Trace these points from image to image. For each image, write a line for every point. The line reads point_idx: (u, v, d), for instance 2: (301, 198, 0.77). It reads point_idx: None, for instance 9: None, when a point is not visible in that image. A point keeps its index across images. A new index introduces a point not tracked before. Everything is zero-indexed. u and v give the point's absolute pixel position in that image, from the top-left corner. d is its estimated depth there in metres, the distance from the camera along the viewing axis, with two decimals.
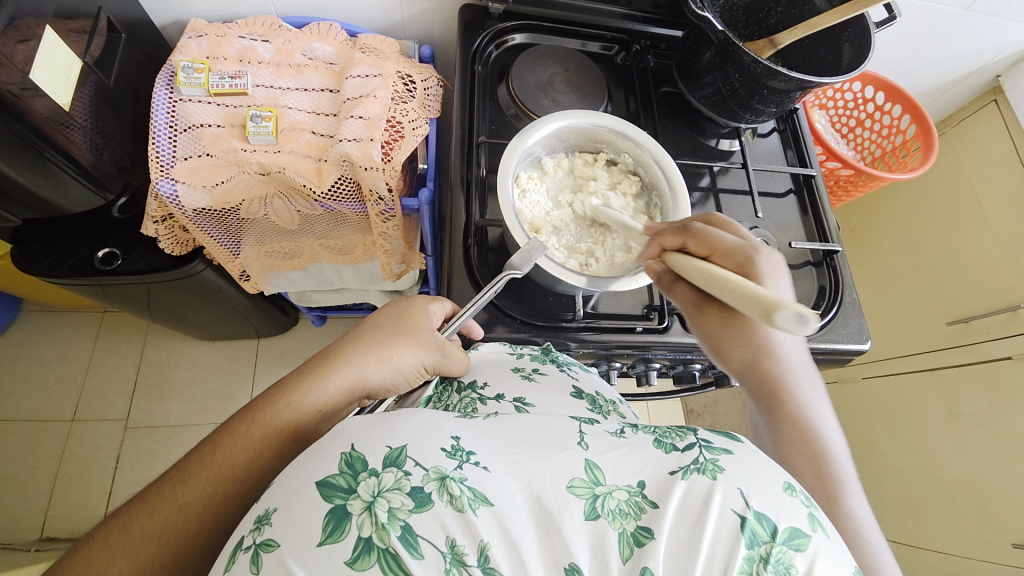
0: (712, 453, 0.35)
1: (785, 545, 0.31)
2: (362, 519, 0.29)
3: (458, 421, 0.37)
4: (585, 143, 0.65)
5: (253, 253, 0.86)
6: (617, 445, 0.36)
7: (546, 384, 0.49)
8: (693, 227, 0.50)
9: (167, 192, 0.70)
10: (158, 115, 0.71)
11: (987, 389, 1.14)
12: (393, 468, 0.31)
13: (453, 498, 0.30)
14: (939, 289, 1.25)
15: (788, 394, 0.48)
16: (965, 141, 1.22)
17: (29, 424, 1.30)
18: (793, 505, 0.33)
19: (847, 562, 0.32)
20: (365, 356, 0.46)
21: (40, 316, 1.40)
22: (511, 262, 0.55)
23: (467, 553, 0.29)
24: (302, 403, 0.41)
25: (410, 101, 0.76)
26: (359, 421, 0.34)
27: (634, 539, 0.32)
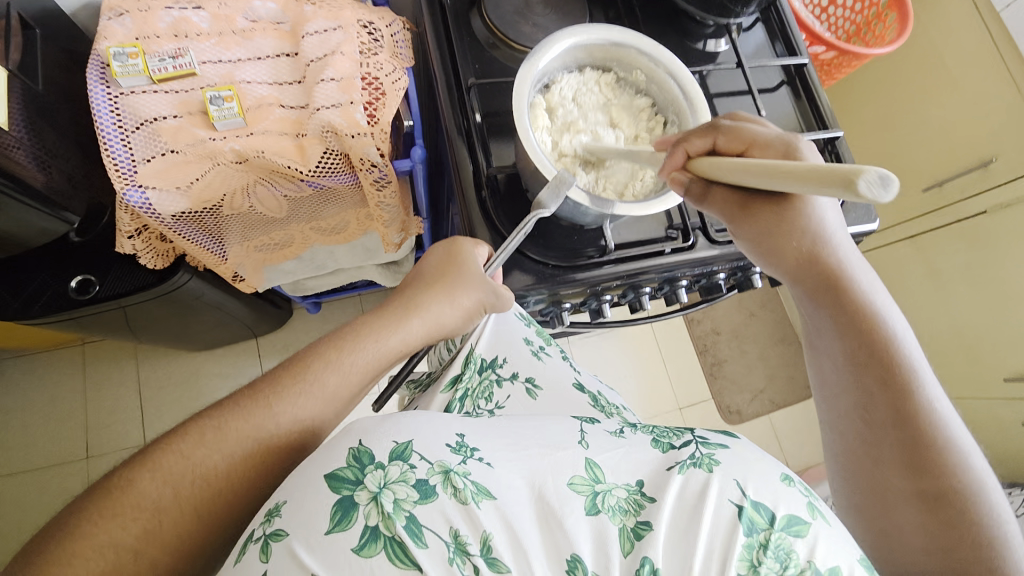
0: (707, 448, 0.43)
1: (784, 532, 0.38)
2: (369, 508, 0.34)
3: (462, 422, 0.43)
4: (597, 61, 0.61)
5: (241, 250, 0.81)
6: (619, 445, 0.44)
7: (549, 366, 0.61)
8: (722, 125, 0.50)
9: (139, 201, 0.64)
10: (101, 115, 0.62)
11: (964, 245, 1.21)
12: (399, 461, 0.36)
13: (457, 490, 0.36)
14: (912, 158, 1.28)
15: (846, 280, 0.52)
16: (927, 5, 1.21)
17: (41, 471, 1.25)
18: (791, 493, 0.40)
19: (854, 552, 0.39)
20: (432, 296, 0.52)
21: (17, 362, 1.30)
22: (539, 200, 0.52)
23: (471, 544, 0.35)
24: (391, 342, 0.49)
25: (380, 52, 0.69)
26: (367, 421, 0.39)
27: (634, 534, 0.39)
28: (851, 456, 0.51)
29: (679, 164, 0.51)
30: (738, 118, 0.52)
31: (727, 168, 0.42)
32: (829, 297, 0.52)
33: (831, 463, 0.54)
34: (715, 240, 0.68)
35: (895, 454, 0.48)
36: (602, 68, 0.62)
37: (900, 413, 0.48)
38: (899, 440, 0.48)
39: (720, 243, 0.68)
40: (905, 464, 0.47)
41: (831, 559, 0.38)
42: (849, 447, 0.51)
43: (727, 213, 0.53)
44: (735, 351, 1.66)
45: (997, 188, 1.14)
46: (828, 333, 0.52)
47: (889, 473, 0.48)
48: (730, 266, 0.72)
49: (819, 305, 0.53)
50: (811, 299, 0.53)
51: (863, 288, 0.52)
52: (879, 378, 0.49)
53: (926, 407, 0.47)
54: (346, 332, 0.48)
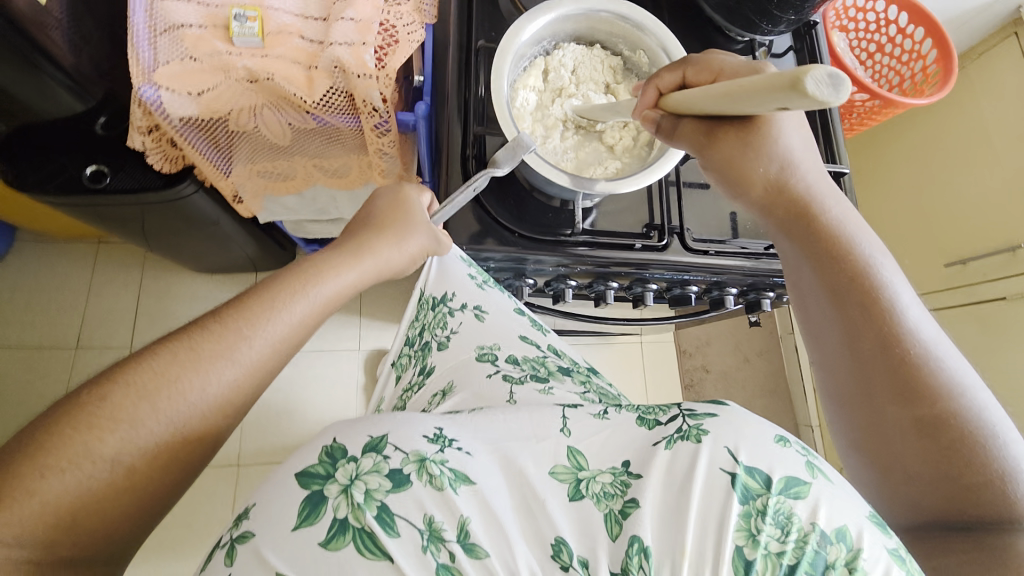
0: (696, 420, 0.41)
1: (783, 495, 0.37)
2: (338, 501, 0.35)
3: (440, 418, 0.44)
4: (601, 34, 0.61)
5: (245, 171, 0.84)
6: (601, 428, 0.44)
7: (491, 294, 0.65)
8: (691, 59, 0.51)
9: (151, 97, 0.67)
10: (134, 12, 0.66)
11: (976, 329, 1.16)
12: (372, 453, 0.37)
13: (432, 477, 0.37)
14: (942, 230, 1.22)
15: (816, 211, 0.50)
16: (984, 74, 1.16)
17: (34, 351, 1.32)
18: (786, 454, 0.38)
19: (861, 509, 0.37)
20: (400, 234, 0.55)
21: (34, 246, 1.38)
22: (493, 160, 0.54)
23: (446, 529, 0.36)
24: (346, 277, 0.49)
25: (405, 4, 0.71)
26: (345, 421, 0.41)
27: (621, 514, 0.38)
28: (844, 396, 0.45)
29: (650, 102, 0.52)
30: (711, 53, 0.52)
31: (698, 100, 0.45)
32: (802, 227, 0.50)
33: (825, 403, 0.47)
34: (689, 247, 0.67)
35: (884, 384, 0.42)
36: (606, 43, 0.62)
37: (883, 336, 0.43)
38: (884, 366, 0.42)
39: (694, 251, 0.67)
40: (892, 392, 0.42)
41: (838, 520, 0.36)
42: (840, 384, 0.45)
43: (695, 144, 0.51)
44: (721, 391, 1.61)
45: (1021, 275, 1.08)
46: (803, 264, 0.49)
47: (880, 405, 0.42)
48: (705, 279, 0.70)
49: (798, 237, 0.50)
50: (783, 233, 0.51)
51: (833, 213, 0.50)
52: (854, 302, 0.45)
53: (904, 330, 0.43)
54: (286, 271, 0.46)
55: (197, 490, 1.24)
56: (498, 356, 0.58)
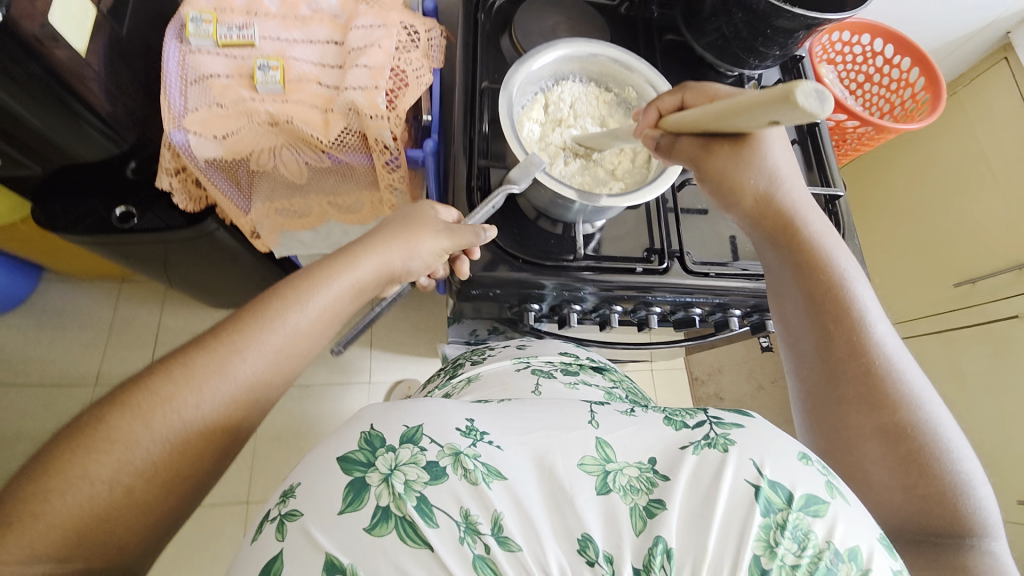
0: (723, 429, 0.42)
1: (802, 512, 0.37)
2: (380, 489, 0.36)
3: (470, 408, 0.44)
4: (592, 75, 0.65)
5: (263, 210, 0.87)
6: (628, 424, 0.43)
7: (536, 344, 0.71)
8: (688, 85, 0.54)
9: (180, 142, 0.73)
10: (169, 66, 0.73)
11: (991, 348, 1.14)
12: (410, 444, 0.38)
13: (466, 471, 0.37)
14: (947, 250, 1.23)
15: (800, 226, 0.54)
16: (976, 99, 1.19)
17: (54, 387, 1.36)
18: (809, 472, 0.39)
19: (873, 531, 0.37)
20: (423, 236, 0.58)
21: (60, 285, 1.44)
22: (510, 177, 0.57)
23: (482, 523, 0.36)
24: (344, 279, 0.52)
25: (414, 51, 0.76)
26: (376, 409, 0.41)
27: (646, 512, 0.38)
28: (813, 397, 0.51)
29: (651, 122, 0.54)
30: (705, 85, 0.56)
31: (699, 117, 0.47)
32: (786, 240, 0.54)
33: (797, 406, 0.53)
34: (690, 270, 0.69)
35: (854, 391, 0.48)
36: (598, 84, 0.66)
37: (852, 347, 0.49)
38: (852, 378, 0.48)
39: (694, 274, 0.69)
40: (861, 400, 0.47)
41: (849, 539, 0.36)
42: (812, 389, 0.51)
43: (692, 159, 0.53)
44: None
45: None
46: (786, 277, 0.54)
47: (846, 412, 0.48)
48: (708, 301, 0.71)
49: (783, 252, 0.55)
50: (767, 246, 0.56)
51: (813, 231, 0.54)
52: (830, 316, 0.50)
53: (874, 345, 0.48)
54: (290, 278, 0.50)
55: (203, 527, 1.23)
56: (533, 360, 0.66)
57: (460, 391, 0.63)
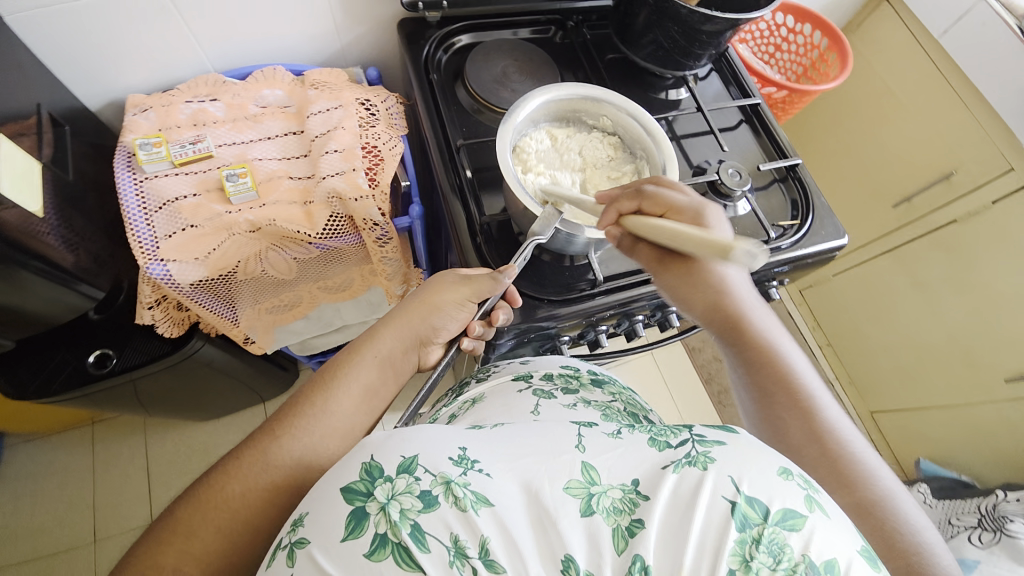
0: (704, 446, 0.39)
1: (778, 526, 0.35)
2: (378, 517, 0.35)
3: (464, 435, 0.43)
4: (566, 113, 0.68)
5: (252, 313, 0.85)
6: (615, 445, 0.41)
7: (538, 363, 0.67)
8: (645, 190, 0.55)
9: (161, 273, 0.69)
10: (127, 198, 0.69)
11: (942, 254, 1.27)
12: (406, 474, 0.37)
13: (457, 499, 0.36)
14: (880, 177, 1.36)
15: (745, 323, 0.57)
16: (867, 41, 1.33)
17: (48, 559, 1.21)
18: (787, 487, 0.36)
19: (851, 540, 0.35)
20: (443, 290, 0.60)
21: (25, 447, 1.30)
22: (533, 231, 0.59)
23: (469, 547, 0.34)
24: (365, 356, 0.54)
25: (377, 124, 0.77)
26: (378, 437, 0.40)
27: (628, 532, 0.36)
28: None
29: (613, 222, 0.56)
30: (661, 183, 0.57)
31: (650, 233, 0.49)
32: (734, 339, 0.58)
33: None
34: None
35: (819, 469, 0.48)
36: (571, 119, 0.69)
37: (813, 431, 0.50)
38: (820, 458, 0.49)
39: None
40: (830, 478, 0.48)
41: (826, 550, 0.34)
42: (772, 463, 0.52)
43: (651, 263, 0.59)
44: None
45: (964, 198, 1.20)
46: (739, 370, 0.58)
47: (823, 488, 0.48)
48: None
49: (730, 345, 0.58)
50: (722, 339, 0.59)
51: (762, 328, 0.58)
52: (785, 408, 0.52)
53: (829, 423, 0.51)
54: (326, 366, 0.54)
55: None
56: (532, 377, 0.63)
57: (464, 413, 0.59)
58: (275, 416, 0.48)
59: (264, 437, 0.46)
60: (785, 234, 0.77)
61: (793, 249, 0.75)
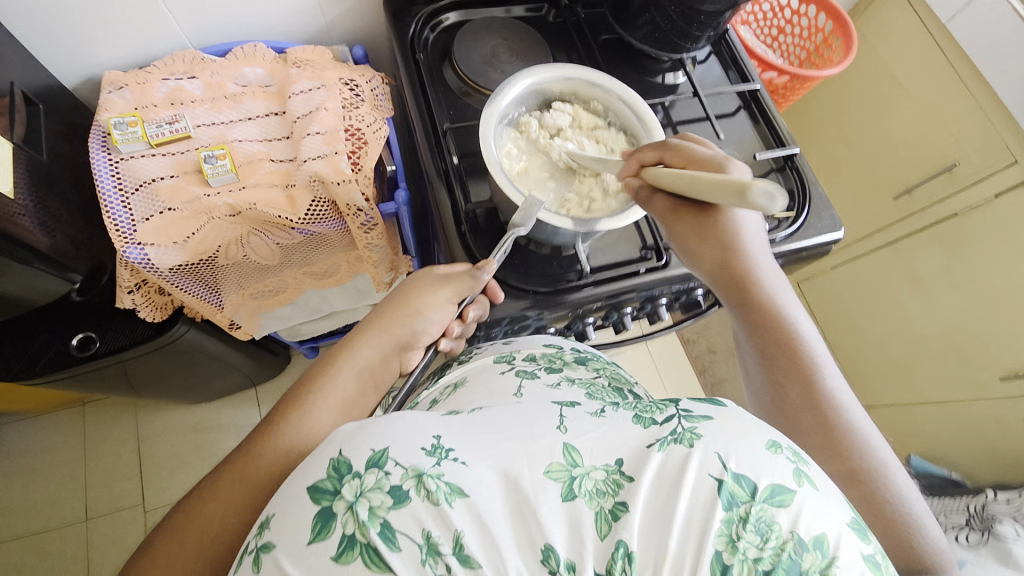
0: (691, 422, 0.37)
1: (766, 503, 0.33)
2: (346, 517, 0.33)
3: (440, 423, 0.40)
4: (557, 94, 0.66)
5: (237, 298, 0.83)
6: (599, 425, 0.39)
7: (518, 345, 0.65)
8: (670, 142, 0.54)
9: (138, 257, 0.67)
10: (102, 179, 0.67)
11: (940, 248, 1.25)
12: (374, 469, 0.34)
13: (429, 492, 0.34)
14: (882, 168, 1.34)
15: (752, 287, 0.56)
16: (873, 27, 1.28)
17: (40, 537, 1.22)
18: (777, 462, 0.35)
19: (843, 515, 0.34)
20: (422, 292, 0.58)
21: (16, 426, 1.30)
22: (514, 222, 0.57)
23: (443, 543, 0.33)
24: (341, 368, 0.51)
25: (362, 105, 0.74)
26: (348, 431, 0.38)
27: (611, 515, 0.34)
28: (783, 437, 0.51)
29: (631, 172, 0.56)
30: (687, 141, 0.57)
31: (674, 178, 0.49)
32: (739, 302, 0.56)
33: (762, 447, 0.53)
34: None
35: (812, 437, 0.49)
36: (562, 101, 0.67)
37: (810, 400, 0.50)
38: (810, 427, 0.49)
39: None
40: (823, 447, 0.48)
41: (815, 526, 0.33)
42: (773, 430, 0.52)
43: (663, 217, 0.56)
44: (733, 368, 1.65)
45: (964, 191, 1.18)
46: (743, 335, 0.57)
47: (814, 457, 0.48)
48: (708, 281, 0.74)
49: (736, 307, 0.57)
50: (727, 303, 0.58)
51: (774, 294, 0.56)
52: (785, 374, 0.52)
53: (824, 391, 0.51)
54: (296, 382, 0.50)
55: None
56: (515, 358, 0.61)
57: (445, 398, 0.57)
58: (250, 438, 0.45)
59: (242, 460, 0.43)
60: (781, 226, 0.75)
61: (787, 242, 0.74)
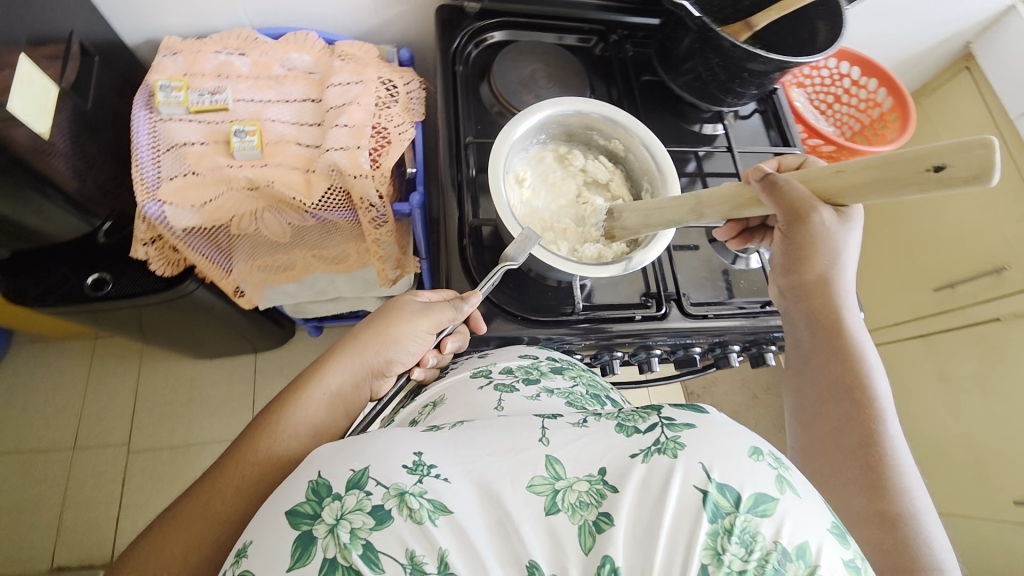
0: (673, 431, 0.36)
1: (750, 514, 0.32)
2: (326, 541, 0.31)
3: (420, 437, 0.38)
4: (582, 126, 0.65)
5: (246, 267, 0.83)
6: (580, 434, 0.38)
7: (495, 356, 0.60)
8: None
9: (156, 213, 0.70)
10: (139, 136, 0.71)
11: (976, 352, 1.17)
12: (356, 489, 0.33)
13: (412, 511, 0.32)
14: (925, 256, 1.27)
15: (842, 318, 0.55)
16: (939, 109, 1.25)
17: (28, 457, 1.28)
18: (758, 470, 0.34)
19: (823, 522, 0.33)
20: (400, 320, 0.56)
21: (31, 347, 1.37)
22: (506, 254, 0.58)
23: (427, 562, 0.31)
24: (313, 393, 0.48)
25: (394, 106, 0.76)
26: (325, 450, 0.37)
27: (595, 527, 0.33)
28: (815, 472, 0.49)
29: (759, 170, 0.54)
30: None
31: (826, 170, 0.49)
32: (827, 323, 0.55)
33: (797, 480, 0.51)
34: (689, 313, 0.68)
35: (856, 474, 0.47)
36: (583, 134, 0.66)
37: (865, 432, 0.49)
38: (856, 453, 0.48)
39: (693, 316, 0.68)
40: (864, 483, 0.46)
41: (797, 535, 0.32)
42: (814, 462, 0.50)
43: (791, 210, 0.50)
44: None
45: (1011, 296, 1.10)
46: (816, 359, 0.54)
47: (848, 495, 0.46)
48: (707, 341, 0.71)
49: (821, 331, 0.55)
50: (809, 322, 0.56)
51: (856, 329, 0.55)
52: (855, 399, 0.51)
53: (886, 429, 0.49)
54: (262, 410, 0.47)
55: None
56: (492, 371, 0.56)
57: (424, 418, 0.52)
58: (213, 469, 0.42)
59: (207, 492, 0.40)
60: None
61: None
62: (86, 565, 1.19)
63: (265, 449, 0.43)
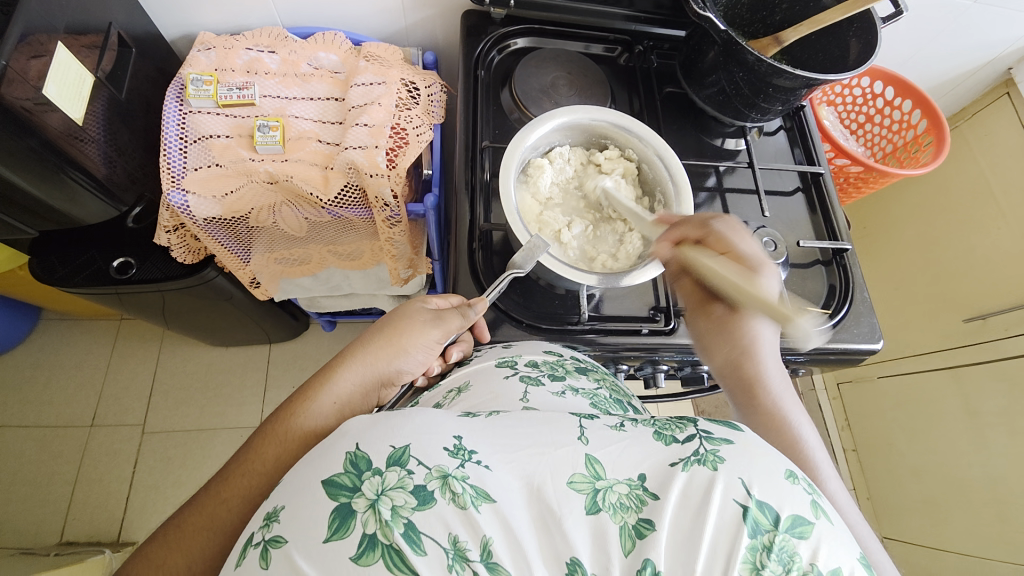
0: (712, 444, 0.36)
1: (788, 534, 0.32)
2: (367, 516, 0.30)
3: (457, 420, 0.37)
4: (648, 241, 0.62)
5: (263, 260, 0.85)
6: (619, 438, 0.37)
7: (519, 347, 0.58)
8: (713, 227, 0.54)
9: (178, 202, 0.71)
10: (169, 127, 0.73)
11: (1006, 387, 1.11)
12: (396, 467, 0.32)
13: (455, 495, 0.32)
14: (960, 286, 1.21)
15: (761, 390, 0.53)
16: (979, 134, 1.20)
17: (49, 430, 1.33)
18: (794, 493, 0.33)
19: (853, 550, 0.32)
20: (413, 329, 0.55)
21: (58, 324, 1.43)
22: (515, 262, 0.58)
23: (470, 549, 0.31)
24: (323, 400, 0.46)
25: (414, 108, 0.77)
26: (362, 422, 0.35)
27: (635, 532, 0.32)
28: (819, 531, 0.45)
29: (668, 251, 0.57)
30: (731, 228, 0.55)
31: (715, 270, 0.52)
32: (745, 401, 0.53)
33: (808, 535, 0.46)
34: None
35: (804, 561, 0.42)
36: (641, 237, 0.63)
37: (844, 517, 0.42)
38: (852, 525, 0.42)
39: None
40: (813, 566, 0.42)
41: (833, 559, 0.31)
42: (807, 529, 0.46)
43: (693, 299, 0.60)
44: None
45: None
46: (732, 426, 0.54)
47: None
48: None
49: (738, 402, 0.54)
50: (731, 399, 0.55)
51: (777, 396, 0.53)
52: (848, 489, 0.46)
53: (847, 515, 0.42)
54: (266, 420, 0.44)
55: None
56: (517, 362, 0.54)
57: (449, 403, 0.50)
58: (221, 475, 0.42)
59: (212, 501, 0.40)
60: (810, 321, 0.70)
61: (814, 340, 0.67)
62: (94, 541, 1.23)
63: (270, 458, 0.42)
